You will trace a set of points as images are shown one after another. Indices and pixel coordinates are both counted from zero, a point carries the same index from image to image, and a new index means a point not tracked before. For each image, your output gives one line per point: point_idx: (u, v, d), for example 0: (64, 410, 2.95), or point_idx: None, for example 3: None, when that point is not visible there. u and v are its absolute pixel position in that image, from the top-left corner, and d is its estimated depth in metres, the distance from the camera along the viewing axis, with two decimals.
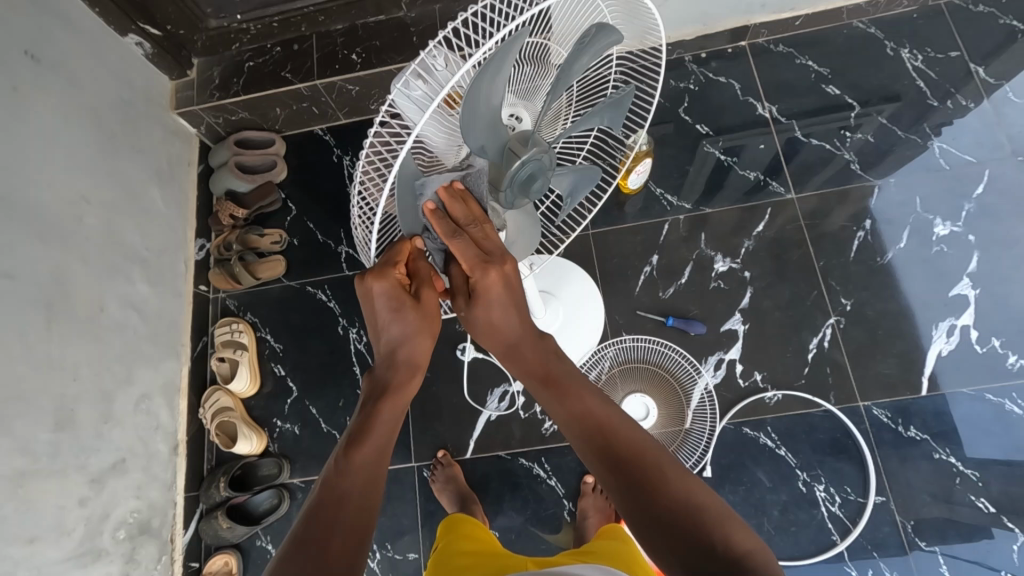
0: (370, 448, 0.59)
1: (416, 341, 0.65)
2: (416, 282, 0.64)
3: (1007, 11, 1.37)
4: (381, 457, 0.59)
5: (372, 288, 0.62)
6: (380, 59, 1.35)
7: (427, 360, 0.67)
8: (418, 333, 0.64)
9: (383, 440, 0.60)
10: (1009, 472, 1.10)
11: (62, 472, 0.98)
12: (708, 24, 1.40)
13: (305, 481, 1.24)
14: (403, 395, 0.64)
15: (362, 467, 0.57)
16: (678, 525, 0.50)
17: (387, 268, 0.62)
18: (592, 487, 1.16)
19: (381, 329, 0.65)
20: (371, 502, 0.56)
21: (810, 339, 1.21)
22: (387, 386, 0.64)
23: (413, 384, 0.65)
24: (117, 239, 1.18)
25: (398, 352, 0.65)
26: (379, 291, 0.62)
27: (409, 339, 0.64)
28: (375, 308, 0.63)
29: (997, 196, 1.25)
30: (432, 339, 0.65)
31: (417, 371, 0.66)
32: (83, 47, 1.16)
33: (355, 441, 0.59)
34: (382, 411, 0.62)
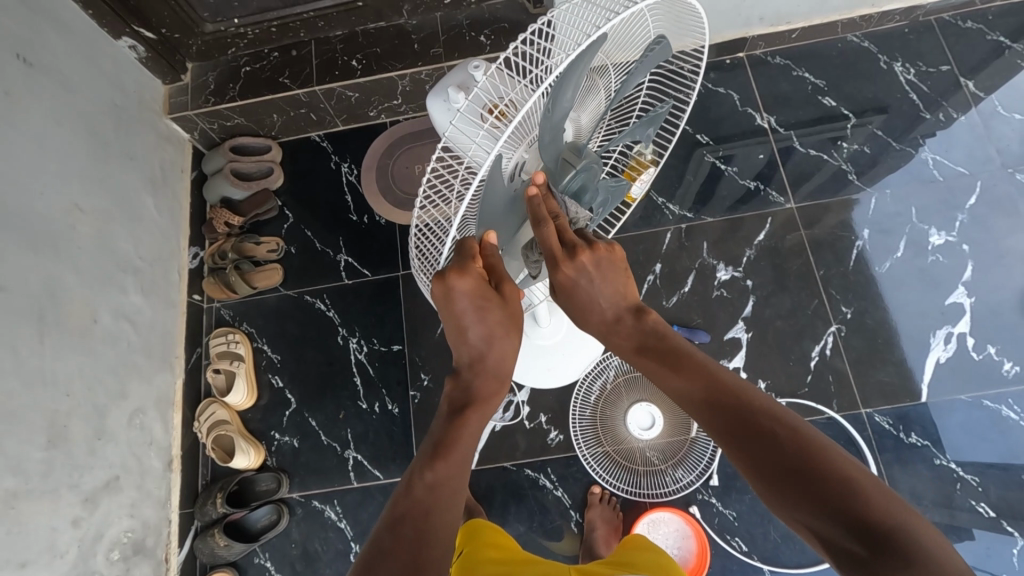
0: (457, 456, 0.57)
1: (502, 343, 0.60)
2: (495, 278, 0.57)
3: (994, 27, 1.42)
4: (465, 463, 0.57)
5: (453, 287, 0.55)
6: (381, 66, 1.33)
7: (512, 368, 0.63)
8: (504, 336, 0.59)
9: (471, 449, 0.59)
10: (1007, 477, 1.12)
11: (55, 492, 0.94)
12: (707, 35, 1.41)
13: (304, 495, 1.21)
14: (489, 405, 0.62)
15: (446, 478, 0.55)
16: (786, 468, 0.46)
17: (466, 263, 0.55)
18: (599, 497, 1.15)
19: (462, 329, 0.59)
20: (457, 508, 0.54)
21: (812, 347, 1.22)
22: (471, 396, 0.61)
23: (497, 395, 0.63)
24: (110, 248, 1.14)
25: (482, 358, 0.61)
26: (462, 291, 0.55)
27: (494, 339, 0.59)
28: (457, 307, 0.56)
29: (987, 206, 1.29)
30: (516, 340, 0.61)
31: (504, 380, 0.63)
32: (74, 49, 1.13)
33: (439, 450, 0.57)
34: (467, 423, 0.60)
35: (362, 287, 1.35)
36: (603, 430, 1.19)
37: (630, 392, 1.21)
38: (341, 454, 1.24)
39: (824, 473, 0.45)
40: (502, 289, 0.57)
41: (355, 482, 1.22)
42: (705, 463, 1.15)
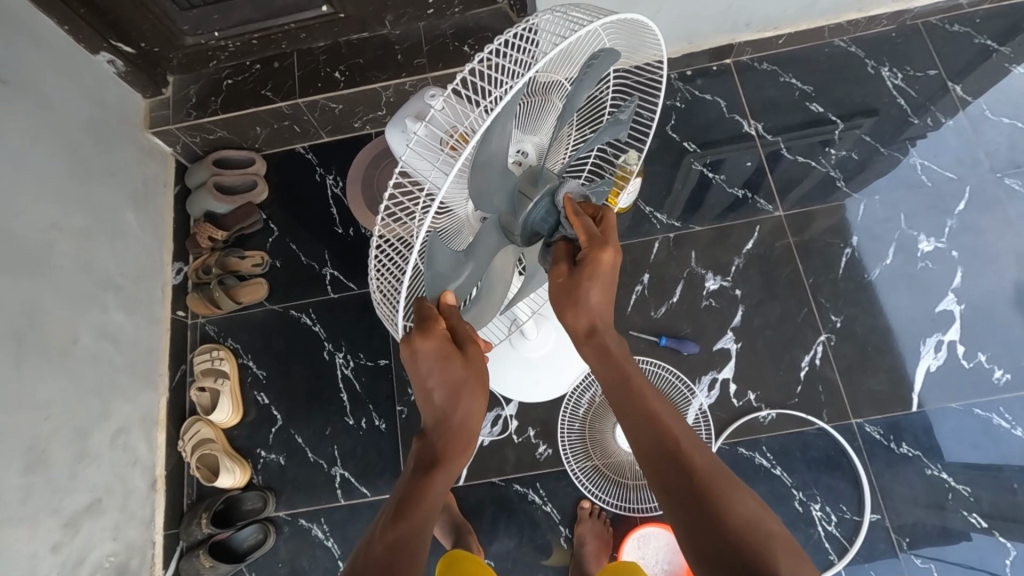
0: (420, 516, 0.55)
1: (468, 402, 0.59)
2: (458, 336, 0.57)
3: (981, 31, 1.41)
4: (428, 523, 0.55)
5: (417, 348, 0.55)
6: (364, 77, 1.32)
7: (481, 426, 0.62)
8: (470, 396, 0.59)
9: (435, 512, 0.56)
10: (999, 486, 1.11)
11: (34, 518, 0.93)
12: (693, 41, 1.40)
13: (291, 514, 1.20)
14: (455, 464, 0.59)
15: (406, 537, 0.53)
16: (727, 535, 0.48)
17: (427, 323, 0.55)
18: (589, 512, 1.13)
19: (428, 388, 0.59)
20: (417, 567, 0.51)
21: (802, 357, 1.21)
22: (437, 454, 0.59)
23: (465, 455, 0.61)
24: (90, 266, 1.13)
25: (449, 417, 0.59)
26: (426, 352, 0.55)
27: (459, 397, 0.59)
28: (422, 368, 0.57)
29: (977, 212, 1.28)
30: (484, 399, 0.60)
31: (474, 438, 0.61)
32: (50, 64, 1.11)
33: (403, 508, 0.55)
34: (432, 483, 0.57)
35: (348, 301, 1.34)
36: (592, 444, 1.18)
37: None
38: (328, 471, 1.22)
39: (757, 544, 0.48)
40: (466, 348, 0.57)
41: (342, 499, 1.21)
42: None
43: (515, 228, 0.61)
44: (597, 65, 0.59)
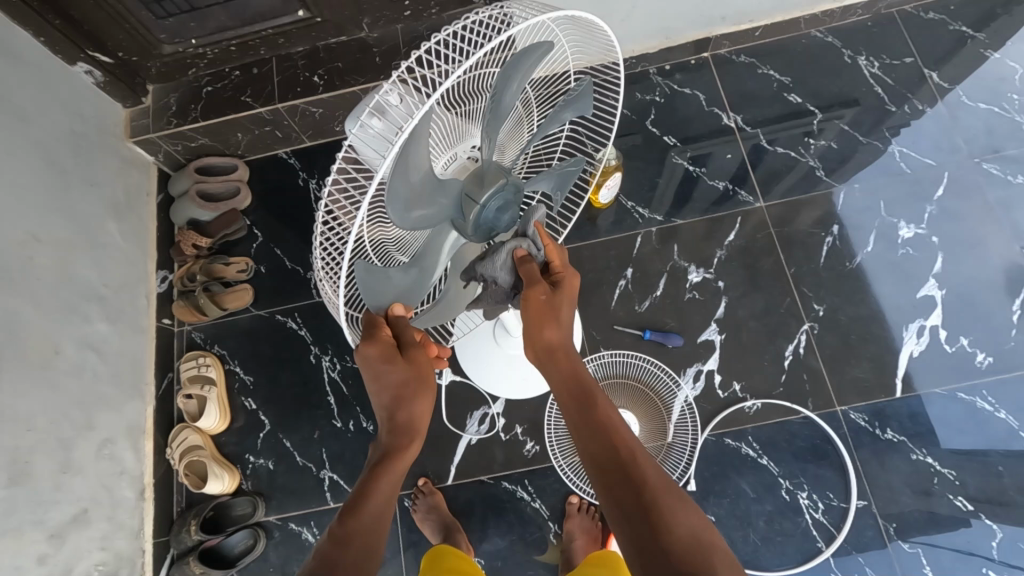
0: (368, 511, 0.59)
1: (413, 401, 0.63)
2: (404, 340, 0.62)
3: (956, 18, 1.42)
4: (380, 520, 0.60)
5: (362, 353, 0.60)
6: (344, 80, 1.32)
7: (427, 423, 0.66)
8: (416, 394, 0.63)
9: (386, 504, 0.61)
10: (984, 469, 1.12)
11: (18, 530, 0.93)
12: (670, 36, 1.41)
13: (281, 518, 1.20)
14: (404, 461, 0.63)
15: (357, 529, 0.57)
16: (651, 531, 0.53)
17: (373, 331, 0.61)
18: (578, 507, 1.14)
19: (377, 387, 0.63)
20: (369, 564, 0.57)
21: (786, 347, 1.22)
22: (387, 450, 0.63)
23: (414, 448, 0.64)
24: (70, 277, 1.13)
25: (395, 414, 0.63)
26: (369, 357, 0.60)
27: (405, 394, 0.63)
28: (369, 371, 0.62)
29: (956, 198, 1.29)
30: (430, 396, 0.64)
31: (421, 434, 0.65)
32: (27, 77, 1.11)
33: (354, 505, 0.59)
34: (382, 477, 0.61)
35: None
36: None
37: None
38: (317, 475, 1.22)
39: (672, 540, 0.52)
40: (408, 351, 0.62)
41: (332, 503, 1.21)
42: (682, 468, 1.15)
43: (467, 227, 0.64)
44: (521, 61, 0.56)
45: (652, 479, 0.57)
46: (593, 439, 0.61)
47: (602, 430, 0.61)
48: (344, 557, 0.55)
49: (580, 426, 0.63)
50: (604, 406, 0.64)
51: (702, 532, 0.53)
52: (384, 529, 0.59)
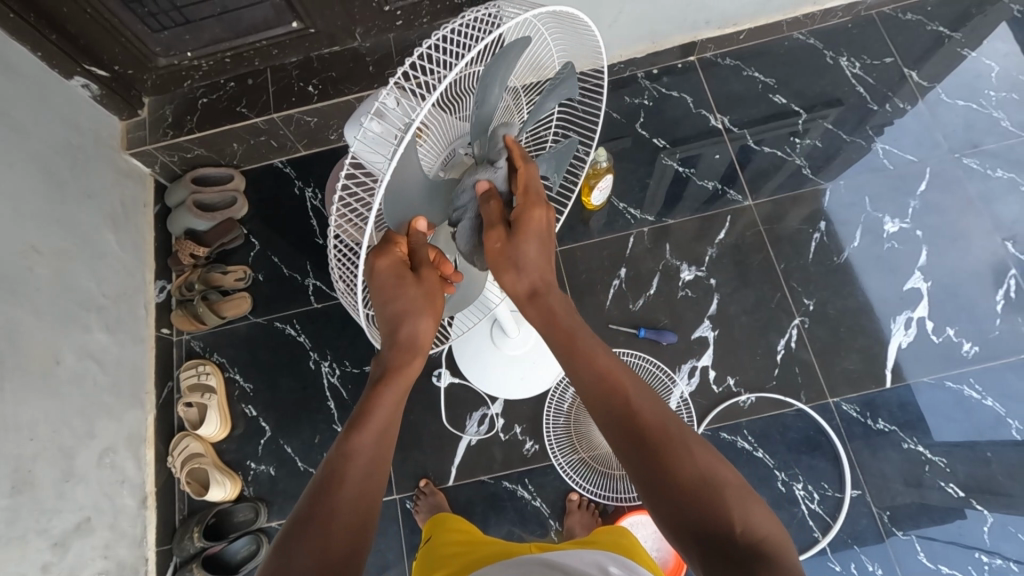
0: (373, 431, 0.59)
1: (419, 322, 0.62)
2: (417, 257, 0.60)
3: (933, 18, 1.46)
4: (385, 439, 0.60)
5: (374, 267, 0.58)
6: (337, 90, 1.34)
7: (431, 341, 0.65)
8: (422, 313, 0.62)
9: (388, 420, 0.61)
10: (973, 456, 1.14)
11: (22, 538, 0.93)
12: (657, 41, 1.44)
13: (283, 523, 1.21)
14: (405, 378, 0.63)
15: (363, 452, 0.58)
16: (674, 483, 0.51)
17: (387, 246, 0.59)
18: (578, 503, 1.15)
19: (383, 307, 0.61)
20: (373, 495, 0.57)
21: (778, 341, 1.24)
22: (387, 367, 0.63)
23: (416, 366, 0.64)
24: (70, 288, 1.14)
25: (400, 330, 0.62)
26: (381, 269, 0.59)
27: (412, 314, 0.61)
28: (377, 287, 0.60)
29: (938, 192, 1.32)
30: (435, 318, 0.63)
31: (423, 352, 0.64)
32: (23, 91, 1.13)
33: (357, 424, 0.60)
34: (383, 398, 0.62)
35: (331, 309, 1.35)
36: (578, 437, 1.20)
37: None
38: None
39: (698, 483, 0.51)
40: (420, 269, 0.60)
41: None
42: None
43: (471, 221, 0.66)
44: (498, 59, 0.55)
45: (652, 419, 0.55)
46: (589, 382, 0.59)
47: (595, 376, 0.58)
48: (351, 472, 0.56)
49: (577, 370, 0.60)
50: (591, 350, 0.60)
51: (717, 468, 0.52)
52: (385, 465, 0.59)
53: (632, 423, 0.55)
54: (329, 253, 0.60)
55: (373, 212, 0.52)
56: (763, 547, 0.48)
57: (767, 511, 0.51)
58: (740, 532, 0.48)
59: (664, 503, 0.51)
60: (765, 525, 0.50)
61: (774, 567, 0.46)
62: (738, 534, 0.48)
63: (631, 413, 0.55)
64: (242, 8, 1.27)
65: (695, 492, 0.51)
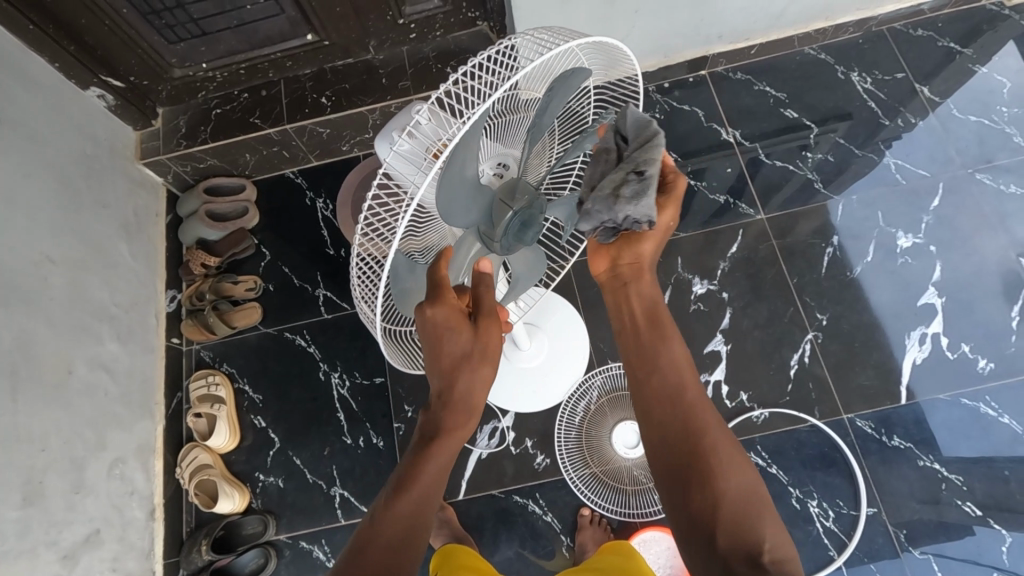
0: (421, 483, 0.59)
1: (474, 370, 0.62)
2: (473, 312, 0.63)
3: (944, 34, 1.46)
4: (433, 488, 0.60)
5: (432, 316, 0.59)
6: (350, 101, 1.35)
7: (484, 399, 0.63)
8: (478, 360, 0.62)
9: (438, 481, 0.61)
10: (991, 474, 1.13)
11: (32, 551, 0.93)
12: (669, 55, 1.44)
13: (291, 537, 1.20)
14: (458, 436, 0.62)
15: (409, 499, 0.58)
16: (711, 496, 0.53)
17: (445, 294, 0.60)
18: (589, 519, 1.14)
19: (440, 353, 0.61)
20: (414, 546, 0.56)
21: (791, 356, 1.23)
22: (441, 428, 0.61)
23: (469, 427, 0.63)
24: (84, 298, 1.14)
25: (457, 381, 0.61)
26: (436, 319, 0.59)
27: (472, 359, 0.62)
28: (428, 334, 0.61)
29: (951, 208, 1.32)
30: (492, 366, 0.63)
31: (475, 412, 0.62)
32: (38, 101, 1.13)
33: (407, 480, 0.59)
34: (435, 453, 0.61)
35: (341, 320, 1.35)
36: (589, 451, 1.19)
37: (613, 411, 1.21)
38: (327, 492, 1.23)
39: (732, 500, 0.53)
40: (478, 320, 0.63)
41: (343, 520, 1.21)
42: None
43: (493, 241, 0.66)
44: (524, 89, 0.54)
45: (708, 421, 0.57)
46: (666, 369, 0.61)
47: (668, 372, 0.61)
48: (392, 516, 0.57)
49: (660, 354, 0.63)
50: (670, 345, 0.64)
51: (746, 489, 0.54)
52: (436, 502, 0.60)
53: (682, 404, 0.59)
54: (352, 270, 0.60)
55: (397, 231, 0.51)
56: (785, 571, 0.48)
57: (785, 533, 0.52)
58: (764, 549, 0.49)
59: (692, 507, 0.53)
60: (790, 554, 0.50)
61: None
62: (760, 551, 0.49)
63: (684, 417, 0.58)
64: (259, 20, 1.27)
65: (736, 506, 0.52)
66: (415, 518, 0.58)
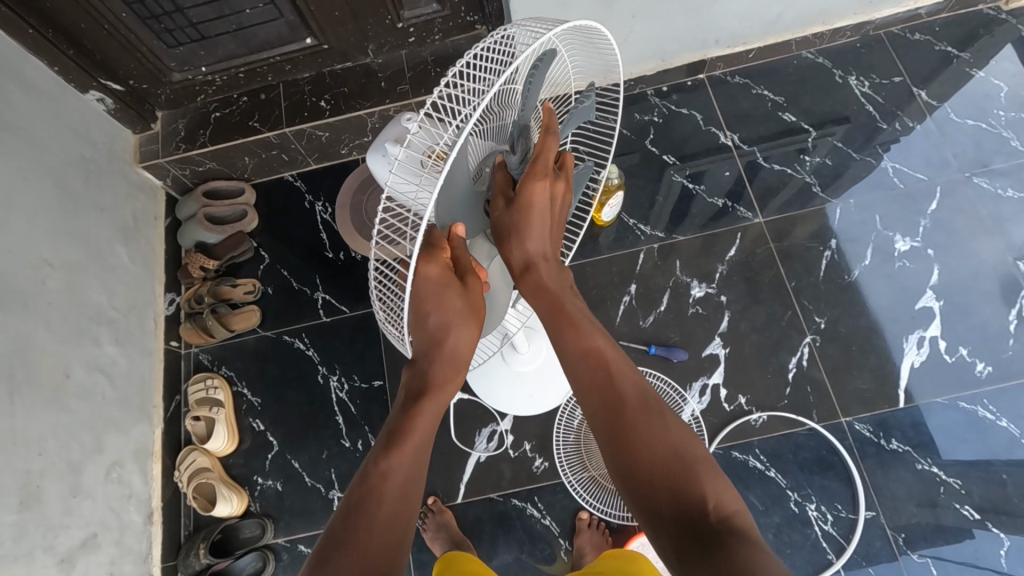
0: (404, 454, 0.59)
1: (460, 333, 0.61)
2: (459, 267, 0.59)
3: (941, 38, 1.47)
4: (420, 456, 0.61)
5: (420, 275, 0.55)
6: (349, 105, 1.35)
7: (471, 356, 0.64)
8: (466, 323, 0.60)
9: (427, 437, 0.62)
10: (988, 477, 1.13)
11: (29, 555, 0.92)
12: (667, 59, 1.45)
13: (289, 540, 1.20)
14: (445, 392, 0.63)
15: (397, 470, 0.58)
16: (649, 463, 0.55)
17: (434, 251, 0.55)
18: (588, 522, 1.14)
19: (424, 313, 0.59)
20: (399, 524, 0.56)
21: (789, 359, 1.23)
22: (427, 384, 0.62)
23: (454, 383, 0.63)
24: (82, 301, 1.14)
25: (442, 345, 0.61)
26: (428, 278, 0.56)
27: (454, 324, 0.60)
28: (420, 293, 0.57)
29: (949, 211, 1.32)
30: (477, 329, 0.61)
31: (461, 368, 0.63)
32: (37, 104, 1.13)
33: (394, 441, 0.60)
34: (420, 415, 0.62)
35: (340, 322, 1.35)
36: (588, 455, 1.19)
37: None
38: (326, 495, 1.22)
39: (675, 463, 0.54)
40: (465, 279, 0.59)
41: None
42: None
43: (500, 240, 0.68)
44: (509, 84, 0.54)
45: (632, 398, 0.60)
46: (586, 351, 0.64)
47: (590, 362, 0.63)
48: (381, 499, 0.57)
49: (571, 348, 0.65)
50: (583, 333, 0.66)
51: (686, 450, 0.56)
52: (421, 478, 0.60)
53: (608, 390, 0.61)
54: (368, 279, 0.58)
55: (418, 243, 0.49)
56: (731, 523, 0.50)
57: (727, 483, 0.54)
58: (709, 508, 0.51)
59: (635, 484, 0.55)
60: (733, 503, 0.53)
61: (736, 534, 0.49)
62: (709, 513, 0.51)
63: (615, 397, 0.60)
64: (257, 24, 1.28)
65: (674, 466, 0.54)
66: (405, 495, 0.58)
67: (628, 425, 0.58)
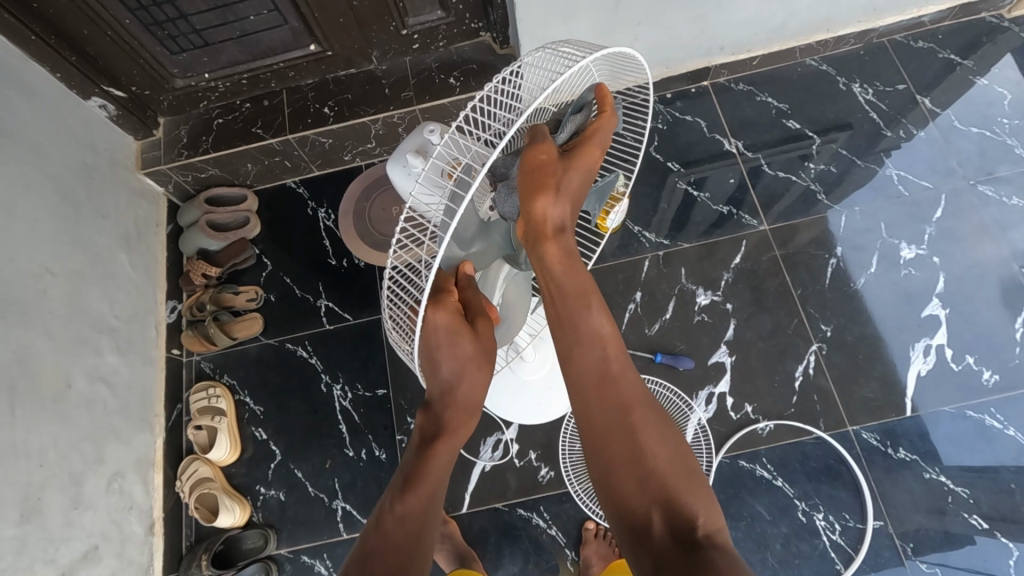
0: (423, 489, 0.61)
1: (472, 377, 0.62)
2: (471, 307, 0.61)
3: (945, 46, 1.47)
4: (436, 496, 0.61)
5: (431, 321, 0.57)
6: (352, 111, 1.34)
7: (483, 398, 0.65)
8: (478, 363, 0.62)
9: (440, 483, 0.62)
10: (996, 486, 1.13)
11: (30, 569, 0.91)
12: (672, 66, 1.44)
13: (292, 551, 1.19)
14: (459, 434, 0.64)
15: (413, 509, 0.60)
16: (642, 474, 0.55)
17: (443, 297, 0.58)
18: (594, 533, 1.13)
19: (438, 358, 0.61)
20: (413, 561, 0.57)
21: (795, 367, 1.23)
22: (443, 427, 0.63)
23: (467, 427, 0.64)
24: (83, 309, 1.13)
25: (455, 389, 0.63)
26: (437, 324, 0.57)
27: (467, 369, 0.61)
28: (431, 337, 0.59)
29: (953, 219, 1.32)
30: (488, 370, 0.63)
31: (475, 411, 0.65)
32: (39, 111, 1.12)
33: (410, 483, 0.61)
34: (435, 455, 0.62)
35: (343, 330, 1.34)
36: None
37: None
38: (330, 505, 1.21)
39: (666, 474, 0.55)
40: (476, 323, 0.60)
41: (345, 534, 1.20)
42: None
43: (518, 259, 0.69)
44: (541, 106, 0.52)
45: (632, 402, 0.59)
46: (587, 351, 0.61)
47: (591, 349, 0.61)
48: (396, 535, 0.58)
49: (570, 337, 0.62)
50: (594, 318, 0.62)
51: (676, 461, 0.56)
52: (437, 511, 0.61)
53: (606, 393, 0.59)
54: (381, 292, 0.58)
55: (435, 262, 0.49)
56: (715, 539, 0.52)
57: (710, 494, 0.56)
58: (696, 524, 0.53)
59: (628, 495, 0.55)
60: (715, 518, 0.54)
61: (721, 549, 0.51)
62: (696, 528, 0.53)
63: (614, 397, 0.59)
64: (261, 31, 1.26)
65: (666, 477, 0.55)
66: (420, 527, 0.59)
67: (625, 433, 0.57)
